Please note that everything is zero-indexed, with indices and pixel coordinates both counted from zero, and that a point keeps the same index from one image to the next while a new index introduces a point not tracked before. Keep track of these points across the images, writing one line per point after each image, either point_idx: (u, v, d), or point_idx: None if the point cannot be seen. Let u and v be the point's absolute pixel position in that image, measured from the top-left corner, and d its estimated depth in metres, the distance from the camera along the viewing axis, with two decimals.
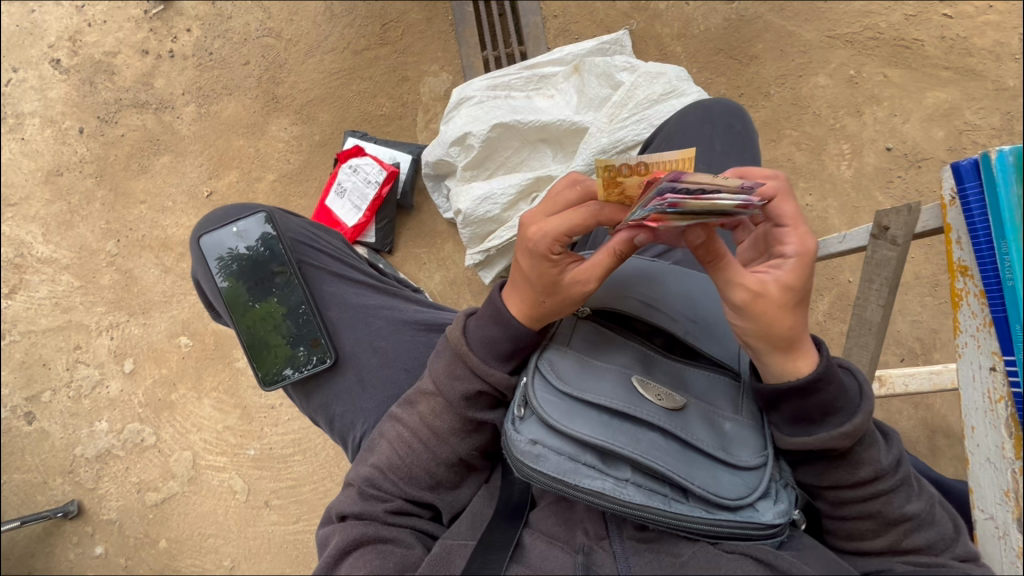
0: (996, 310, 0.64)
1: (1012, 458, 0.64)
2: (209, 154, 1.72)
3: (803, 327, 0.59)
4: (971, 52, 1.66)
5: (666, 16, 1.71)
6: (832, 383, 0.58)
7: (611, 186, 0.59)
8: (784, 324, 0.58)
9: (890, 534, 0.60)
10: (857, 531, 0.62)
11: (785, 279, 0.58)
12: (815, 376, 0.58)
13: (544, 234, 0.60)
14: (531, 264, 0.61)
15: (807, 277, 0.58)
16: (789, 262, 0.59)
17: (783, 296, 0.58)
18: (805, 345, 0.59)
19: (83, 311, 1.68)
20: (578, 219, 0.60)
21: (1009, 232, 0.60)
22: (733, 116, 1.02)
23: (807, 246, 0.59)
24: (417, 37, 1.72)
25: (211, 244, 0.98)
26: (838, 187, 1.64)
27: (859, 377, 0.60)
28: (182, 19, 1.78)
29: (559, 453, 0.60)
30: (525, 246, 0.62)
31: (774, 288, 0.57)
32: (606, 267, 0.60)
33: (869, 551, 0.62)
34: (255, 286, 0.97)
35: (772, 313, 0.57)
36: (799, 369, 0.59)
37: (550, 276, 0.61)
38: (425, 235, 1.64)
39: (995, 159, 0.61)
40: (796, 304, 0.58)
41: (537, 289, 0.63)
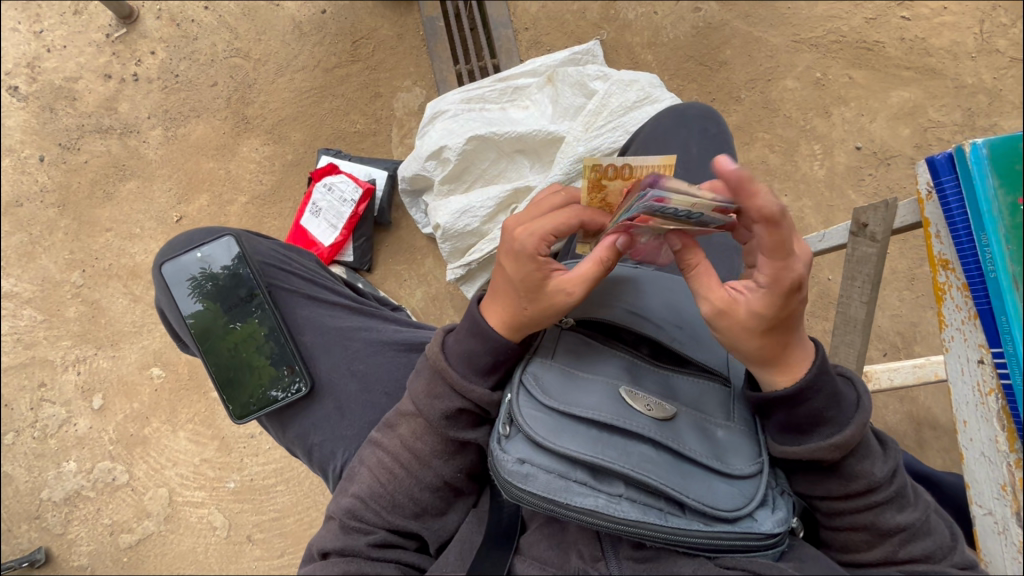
0: (980, 302, 0.64)
1: (1007, 451, 0.63)
2: (178, 178, 1.67)
3: (783, 344, 0.57)
4: (930, 52, 1.71)
5: (635, 26, 1.74)
6: (822, 392, 0.57)
7: (595, 189, 0.66)
8: (754, 342, 0.57)
9: (885, 545, 0.58)
10: (852, 542, 0.60)
11: (755, 304, 0.56)
12: (803, 385, 0.57)
13: (530, 236, 0.60)
14: (516, 266, 0.61)
15: (785, 306, 0.55)
16: (758, 289, 0.56)
17: (751, 321, 0.56)
18: (795, 355, 0.58)
19: (47, 345, 1.61)
20: (563, 220, 0.62)
21: (988, 223, 0.60)
22: (708, 118, 1.02)
23: (781, 278, 0.53)
24: (388, 53, 1.71)
25: (175, 270, 0.93)
26: (812, 187, 1.66)
27: (859, 387, 0.58)
28: (146, 42, 1.74)
29: (548, 471, 0.57)
30: (510, 246, 0.61)
31: (740, 310, 0.56)
32: (594, 276, 0.60)
33: (863, 562, 0.60)
34: (222, 315, 0.92)
35: (737, 333, 0.57)
36: (781, 381, 0.58)
37: (535, 279, 0.60)
38: (404, 251, 1.61)
39: (968, 152, 0.62)
40: (767, 330, 0.56)
41: (520, 292, 0.61)
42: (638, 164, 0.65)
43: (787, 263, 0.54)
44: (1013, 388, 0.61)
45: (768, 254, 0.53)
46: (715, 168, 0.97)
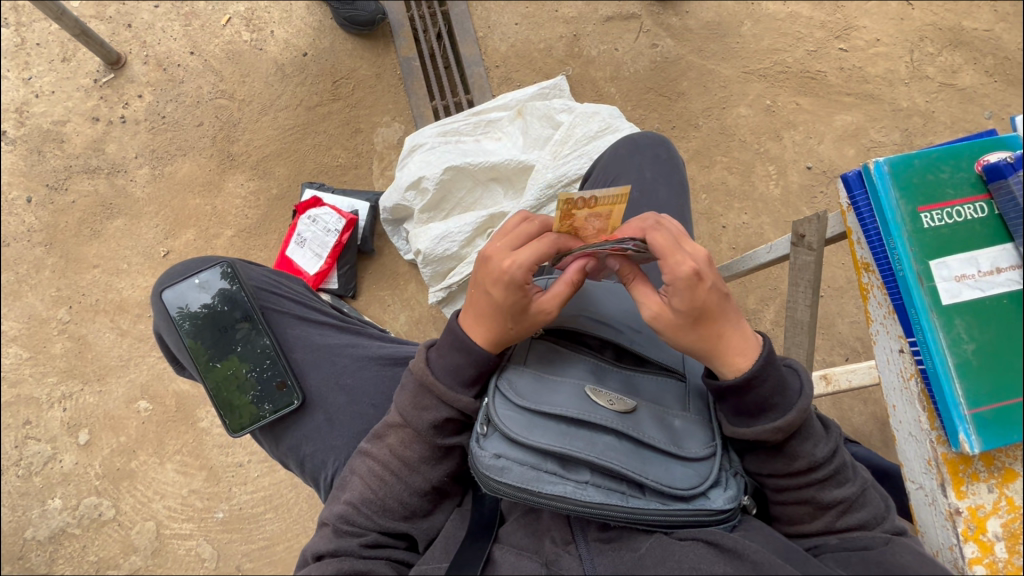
0: (895, 297, 0.73)
1: (929, 429, 0.71)
2: (165, 214, 1.73)
3: (712, 334, 0.65)
4: (867, 79, 1.88)
5: (598, 62, 1.87)
6: (767, 381, 0.64)
7: (566, 218, 0.69)
8: (688, 337, 0.65)
9: (825, 517, 0.65)
10: (796, 515, 0.67)
11: (676, 303, 0.64)
12: (750, 374, 0.63)
13: (520, 266, 0.66)
14: (506, 294, 0.65)
15: (696, 297, 0.63)
16: (672, 287, 0.64)
17: (677, 317, 0.65)
18: (734, 345, 0.65)
19: (33, 383, 1.62)
20: (542, 250, 0.68)
21: (894, 229, 0.70)
22: (661, 146, 1.12)
23: (677, 272, 0.63)
24: (368, 91, 1.81)
25: (174, 298, 0.99)
26: (769, 205, 1.79)
27: (802, 377, 0.66)
28: (133, 86, 1.81)
29: (522, 464, 0.64)
30: (500, 278, 0.66)
31: (668, 312, 0.65)
32: (565, 296, 0.68)
33: (807, 532, 0.67)
34: (219, 334, 0.98)
35: (669, 332, 0.66)
36: (732, 370, 0.65)
37: (521, 304, 0.66)
38: (387, 277, 1.68)
39: (873, 169, 0.72)
40: (693, 323, 0.64)
41: (507, 315, 0.67)
42: (603, 195, 0.68)
43: (680, 260, 0.63)
44: (927, 371, 0.69)
45: (667, 251, 0.64)
46: (668, 189, 1.06)
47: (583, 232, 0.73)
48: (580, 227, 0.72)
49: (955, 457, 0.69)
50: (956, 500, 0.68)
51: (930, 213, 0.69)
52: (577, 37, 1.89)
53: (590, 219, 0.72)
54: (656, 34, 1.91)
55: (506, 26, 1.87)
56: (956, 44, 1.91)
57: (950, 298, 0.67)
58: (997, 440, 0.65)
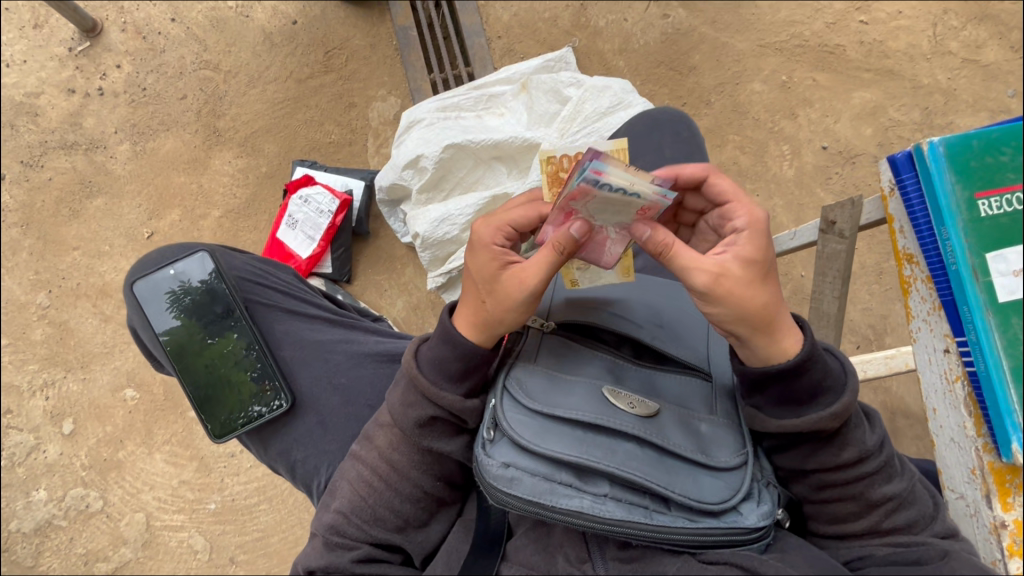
0: (943, 293, 0.67)
1: (975, 435, 0.65)
2: (148, 193, 1.64)
3: (775, 300, 0.59)
4: (888, 54, 1.78)
5: (606, 33, 1.77)
6: (819, 363, 0.58)
7: (555, 183, 0.69)
8: (759, 294, 0.59)
9: (871, 516, 0.60)
10: (839, 514, 0.61)
11: (744, 251, 0.60)
12: (803, 356, 0.58)
13: (485, 226, 0.63)
14: (476, 257, 0.63)
15: (765, 244, 0.61)
16: (743, 237, 0.61)
17: (745, 271, 0.59)
18: (785, 320, 0.60)
19: (13, 370, 1.55)
20: (523, 214, 0.65)
21: (947, 217, 0.63)
22: (680, 122, 1.04)
23: (755, 216, 0.63)
24: (362, 63, 1.71)
25: (147, 288, 0.91)
26: (783, 187, 1.71)
27: (841, 356, 0.61)
28: (111, 55, 1.70)
29: (533, 475, 0.58)
30: (472, 242, 0.64)
31: (735, 264, 0.59)
32: (548, 262, 0.60)
33: (850, 533, 0.61)
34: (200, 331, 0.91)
35: (739, 292, 0.58)
36: (784, 354, 0.59)
37: (492, 269, 0.62)
38: (383, 261, 1.60)
39: (926, 150, 0.65)
40: (762, 276, 0.59)
41: (480, 287, 0.62)
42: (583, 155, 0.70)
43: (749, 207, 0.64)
44: (977, 374, 0.63)
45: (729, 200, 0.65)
46: None
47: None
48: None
49: (1003, 466, 0.64)
50: (1002, 513, 0.64)
51: (988, 200, 0.62)
52: (584, 6, 1.78)
53: None
54: (668, 3, 1.80)
55: None
56: (981, 18, 1.81)
57: (1007, 295, 0.61)
58: None
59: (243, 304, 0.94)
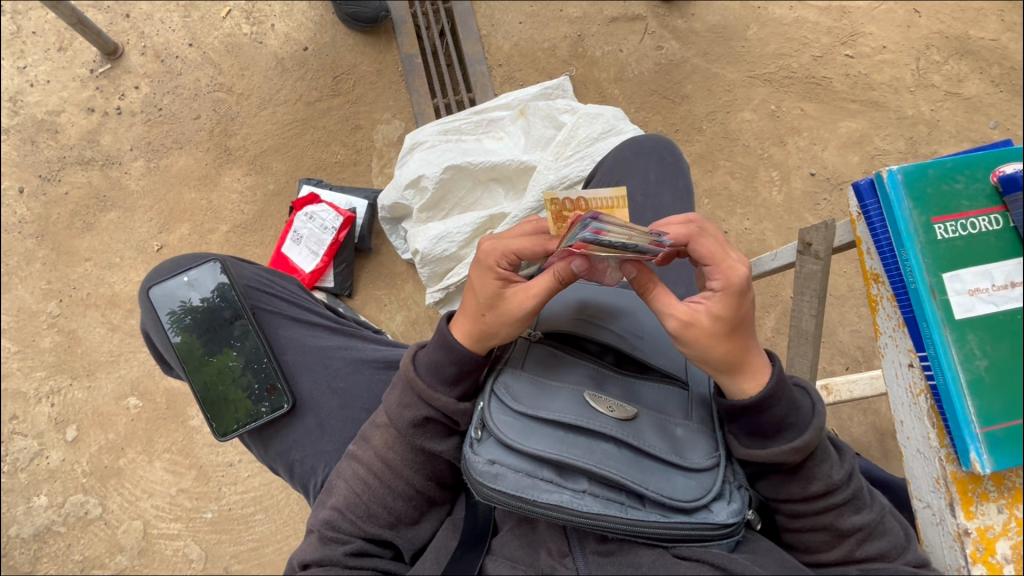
0: (906, 311, 0.71)
1: (938, 447, 0.69)
2: (159, 208, 1.70)
3: (743, 349, 0.63)
4: (873, 86, 1.86)
5: (602, 63, 1.85)
6: (782, 401, 0.62)
7: (559, 221, 0.65)
8: (721, 347, 0.62)
9: (843, 545, 0.62)
10: (813, 543, 0.64)
11: (716, 309, 0.62)
12: (764, 395, 0.62)
13: (492, 248, 0.65)
14: (480, 277, 0.66)
15: (739, 305, 0.62)
16: (716, 295, 0.63)
17: (713, 325, 0.62)
18: (754, 365, 0.63)
19: (21, 377, 1.59)
20: (528, 242, 0.65)
21: (906, 239, 0.68)
22: (664, 148, 1.10)
23: (734, 277, 0.63)
24: (368, 88, 1.79)
25: (162, 295, 0.96)
26: (772, 211, 1.77)
27: (813, 396, 0.65)
28: (130, 77, 1.79)
29: (517, 471, 0.61)
30: (477, 259, 0.66)
31: (705, 318, 0.62)
32: (549, 289, 0.63)
33: (825, 561, 0.64)
34: (209, 334, 0.95)
35: (703, 341, 0.62)
36: (748, 390, 0.63)
37: (494, 290, 0.64)
38: (384, 277, 1.66)
39: (887, 177, 0.70)
40: (729, 331, 0.62)
41: (481, 304, 0.65)
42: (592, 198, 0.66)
43: (733, 265, 0.64)
44: (938, 387, 0.67)
45: (716, 257, 0.65)
46: (672, 194, 1.04)
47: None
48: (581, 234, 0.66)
49: (965, 475, 0.67)
50: (965, 521, 0.67)
51: (944, 224, 0.67)
52: (581, 37, 1.87)
53: None
54: (661, 36, 1.89)
55: (510, 25, 1.86)
56: (962, 53, 1.90)
57: (963, 312, 0.65)
58: (1009, 460, 0.63)
59: (250, 312, 0.98)
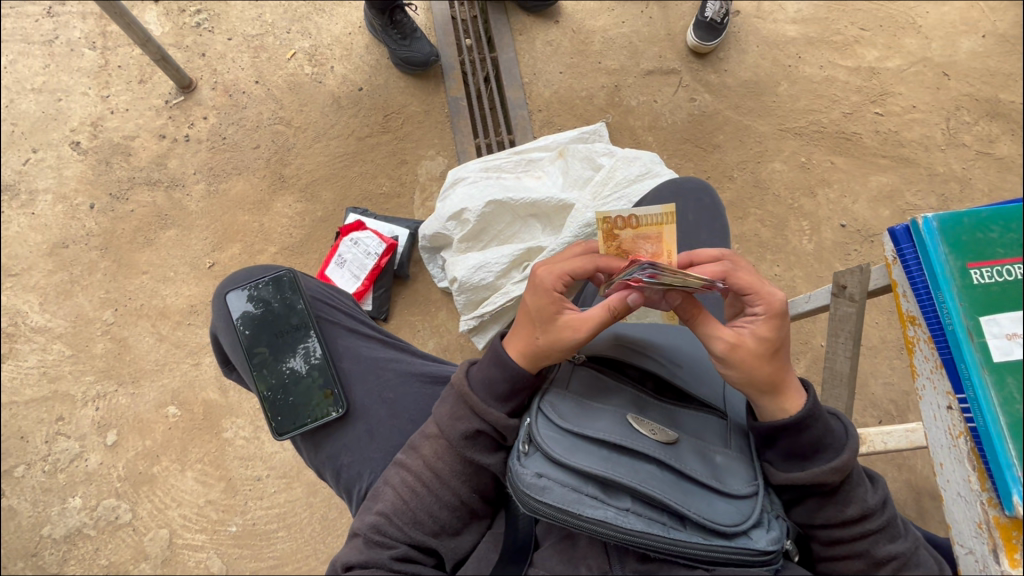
0: (943, 352, 0.73)
1: (980, 490, 0.69)
2: (215, 228, 1.81)
3: (784, 372, 0.67)
4: (903, 144, 1.91)
5: (637, 112, 1.95)
6: (820, 421, 0.65)
7: (610, 239, 0.75)
8: (766, 367, 0.66)
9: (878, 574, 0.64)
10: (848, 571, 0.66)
11: (760, 332, 0.67)
12: (804, 414, 0.65)
13: (551, 271, 0.71)
14: (537, 298, 0.70)
15: (778, 328, 0.67)
16: (760, 318, 0.68)
17: (759, 346, 0.66)
18: (791, 384, 0.67)
19: (70, 380, 1.66)
20: (580, 265, 0.72)
21: (943, 283, 0.71)
22: (701, 190, 1.15)
23: (775, 303, 0.68)
24: (416, 126, 1.91)
25: (237, 300, 1.03)
26: (802, 259, 1.79)
27: (847, 424, 0.67)
28: (200, 109, 1.94)
29: (563, 485, 0.63)
30: (533, 283, 0.71)
31: (750, 340, 0.66)
32: (602, 321, 0.67)
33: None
34: (275, 338, 1.01)
35: (751, 363, 0.66)
36: (787, 409, 0.66)
37: (550, 312, 0.69)
38: (420, 303, 1.72)
39: (922, 225, 0.74)
40: (772, 353, 0.66)
41: (536, 325, 0.69)
42: (642, 214, 0.73)
43: (772, 291, 0.69)
44: (978, 430, 0.68)
45: (755, 284, 0.70)
46: (709, 233, 1.09)
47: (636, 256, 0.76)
48: (631, 250, 0.75)
49: (1008, 521, 0.67)
50: (1010, 568, 0.66)
51: (980, 269, 0.69)
52: (618, 87, 1.98)
53: (639, 242, 0.75)
54: (695, 89, 1.99)
55: (551, 74, 1.99)
56: (993, 116, 1.95)
57: (1001, 356, 0.67)
58: None
59: (314, 322, 1.04)
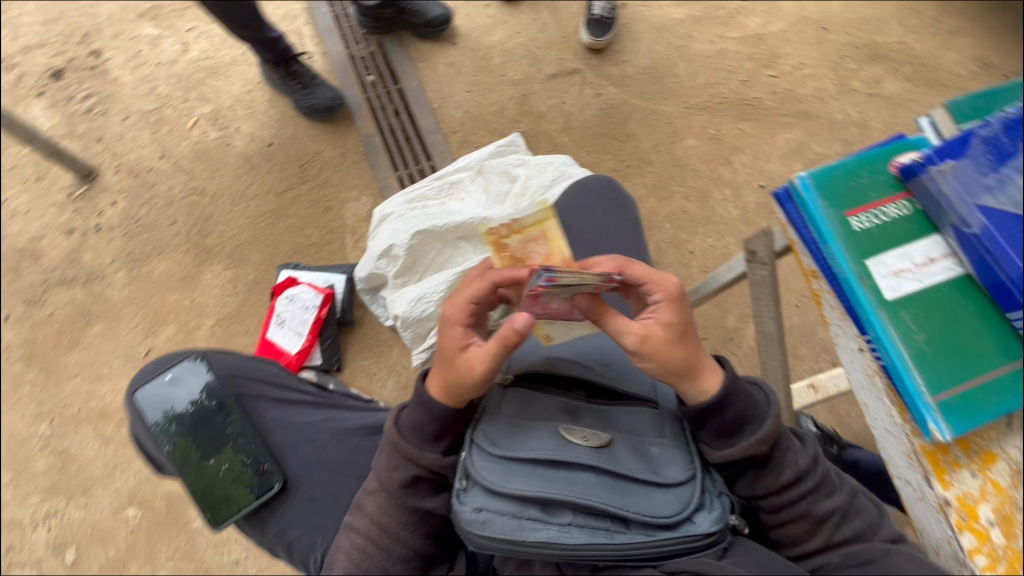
0: (844, 300, 0.75)
1: (902, 423, 0.72)
2: (144, 314, 1.74)
3: (696, 352, 0.68)
4: (800, 99, 2.01)
5: (549, 116, 1.99)
6: (741, 394, 0.67)
7: (500, 249, 0.79)
8: (679, 351, 0.67)
9: (823, 532, 0.66)
10: (795, 535, 0.68)
11: (665, 318, 0.68)
12: (724, 391, 0.66)
13: (454, 305, 0.70)
14: (448, 333, 0.69)
15: (679, 311, 0.68)
16: (661, 305, 0.69)
17: (668, 332, 0.67)
18: (706, 363, 0.68)
19: (15, 506, 1.56)
20: (477, 291, 0.71)
21: (828, 236, 0.74)
22: (607, 185, 1.18)
23: (670, 288, 0.69)
24: (334, 171, 1.90)
25: (145, 396, 0.97)
26: (731, 226, 1.85)
27: (767, 390, 0.70)
28: (106, 195, 1.87)
29: (503, 514, 0.63)
30: (441, 320, 0.71)
31: (657, 328, 0.67)
32: (497, 354, 0.65)
33: (810, 551, 0.67)
34: (193, 428, 0.96)
35: (664, 350, 0.66)
36: (708, 390, 0.67)
37: (452, 349, 0.68)
38: (371, 346, 1.69)
39: (799, 184, 0.77)
40: (681, 337, 0.67)
41: (443, 362, 0.69)
42: (522, 218, 0.79)
43: (665, 278, 0.71)
44: (887, 366, 0.71)
45: (649, 274, 0.72)
46: (619, 225, 1.12)
47: (530, 258, 0.79)
48: (523, 255, 0.79)
49: (933, 447, 0.70)
50: (943, 491, 0.69)
51: (858, 216, 0.74)
52: (526, 96, 2.02)
53: (529, 246, 0.80)
54: (599, 84, 2.04)
55: (458, 95, 2.01)
56: (874, 58, 2.07)
57: (891, 292, 0.71)
58: (964, 424, 0.67)
59: (236, 400, 1.01)
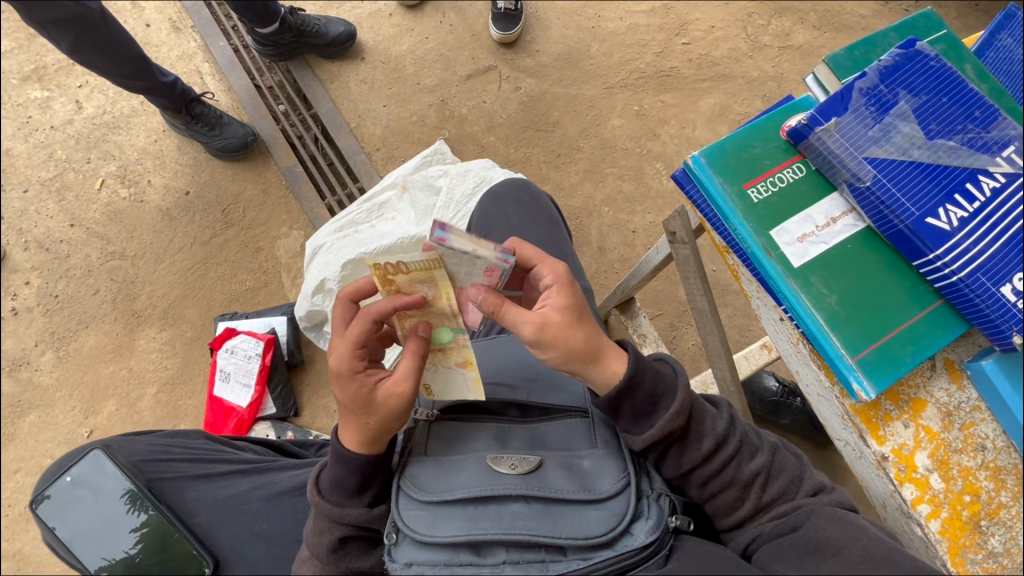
0: (755, 273, 0.75)
1: (831, 386, 0.72)
2: (80, 393, 1.65)
3: (597, 335, 0.66)
4: (716, 62, 2.02)
5: (471, 117, 1.95)
6: (648, 372, 0.66)
7: (385, 283, 0.63)
8: (579, 335, 0.65)
9: (751, 496, 0.66)
10: (727, 502, 0.67)
11: (559, 302, 0.65)
12: (631, 371, 0.65)
13: (341, 358, 0.65)
14: (341, 390, 0.65)
15: (568, 294, 0.66)
16: (553, 288, 0.66)
17: (564, 316, 0.65)
18: (609, 348, 0.67)
19: None
20: (364, 330, 0.65)
21: (729, 213, 0.73)
22: (521, 187, 1.17)
23: (559, 271, 0.67)
24: (258, 210, 1.82)
25: (50, 506, 0.96)
26: (668, 199, 1.86)
27: (670, 362, 0.70)
28: (18, 275, 1.77)
29: (434, 565, 0.60)
30: (333, 376, 0.65)
31: (554, 314, 0.64)
32: (414, 371, 0.66)
33: (742, 519, 0.66)
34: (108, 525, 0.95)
35: (563, 336, 0.64)
36: (615, 372, 0.66)
37: (362, 395, 0.64)
38: (325, 383, 1.64)
39: (695, 163, 0.76)
40: (578, 319, 0.65)
41: (356, 413, 0.64)
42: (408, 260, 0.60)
43: (557, 261, 0.68)
44: (805, 333, 0.71)
45: (539, 255, 0.68)
46: (538, 226, 1.10)
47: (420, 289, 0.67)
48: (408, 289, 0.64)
49: (865, 405, 0.70)
50: (879, 448, 0.69)
51: (755, 186, 0.73)
52: (445, 101, 1.97)
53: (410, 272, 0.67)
54: (517, 77, 2.01)
55: (376, 111, 1.95)
56: (781, 11, 2.09)
57: (799, 259, 0.70)
58: (885, 380, 0.66)
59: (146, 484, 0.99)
